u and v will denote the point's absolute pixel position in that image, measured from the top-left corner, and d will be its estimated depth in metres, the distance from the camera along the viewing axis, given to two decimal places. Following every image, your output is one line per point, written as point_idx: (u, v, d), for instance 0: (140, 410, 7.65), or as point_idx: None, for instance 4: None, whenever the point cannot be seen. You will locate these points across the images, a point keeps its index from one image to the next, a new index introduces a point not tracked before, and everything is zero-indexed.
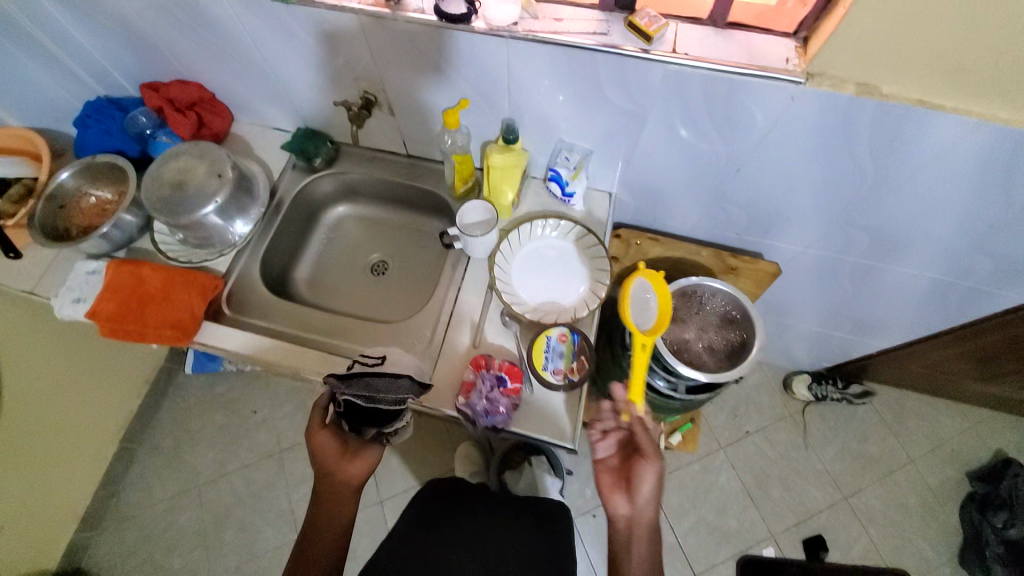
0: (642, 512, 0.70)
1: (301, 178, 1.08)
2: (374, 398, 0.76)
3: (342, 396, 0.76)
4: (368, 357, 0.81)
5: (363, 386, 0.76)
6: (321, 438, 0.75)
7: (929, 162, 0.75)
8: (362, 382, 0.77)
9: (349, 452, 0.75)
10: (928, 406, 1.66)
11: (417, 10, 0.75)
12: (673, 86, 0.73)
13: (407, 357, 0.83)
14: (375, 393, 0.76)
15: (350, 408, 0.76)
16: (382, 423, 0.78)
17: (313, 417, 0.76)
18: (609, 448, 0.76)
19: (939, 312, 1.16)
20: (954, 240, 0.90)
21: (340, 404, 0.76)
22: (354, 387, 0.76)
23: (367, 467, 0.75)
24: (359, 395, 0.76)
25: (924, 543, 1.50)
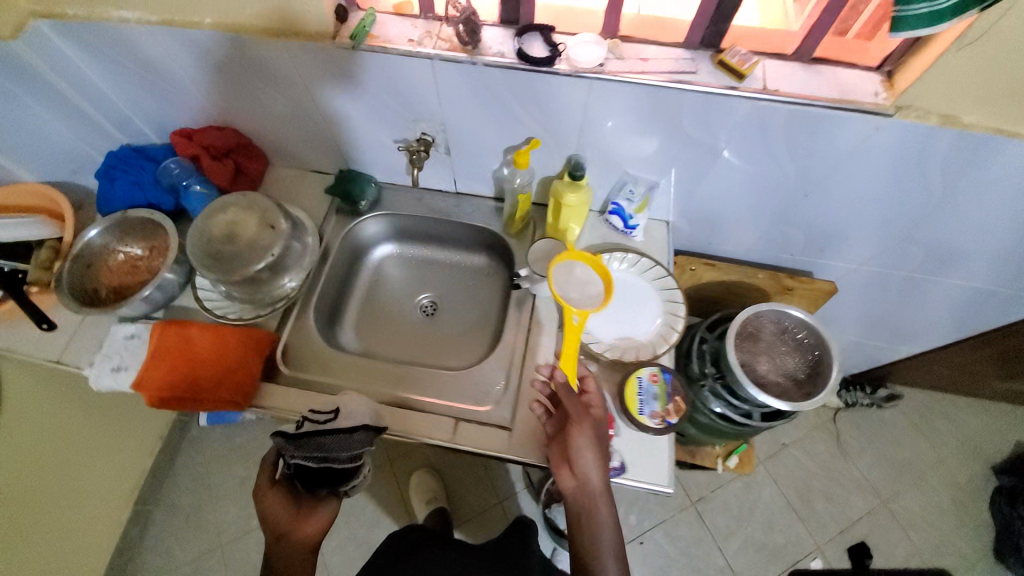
0: (589, 480, 0.71)
1: (347, 221, 1.04)
2: (327, 460, 0.75)
3: (292, 460, 0.75)
4: (317, 414, 0.80)
5: (313, 446, 0.75)
6: (271, 497, 0.76)
7: (999, 183, 0.78)
8: (314, 444, 0.75)
9: (303, 511, 0.76)
10: (951, 405, 1.72)
11: (497, 53, 0.73)
12: (757, 121, 0.74)
13: (361, 404, 0.82)
14: (326, 454, 0.75)
15: (298, 469, 0.76)
16: (336, 481, 0.78)
17: (262, 477, 0.78)
18: (550, 422, 0.78)
19: (976, 319, 1.20)
20: (1006, 253, 0.93)
21: (290, 466, 0.76)
22: (302, 448, 0.75)
23: (321, 522, 0.77)
24: (309, 459, 0.75)
25: (963, 543, 1.54)
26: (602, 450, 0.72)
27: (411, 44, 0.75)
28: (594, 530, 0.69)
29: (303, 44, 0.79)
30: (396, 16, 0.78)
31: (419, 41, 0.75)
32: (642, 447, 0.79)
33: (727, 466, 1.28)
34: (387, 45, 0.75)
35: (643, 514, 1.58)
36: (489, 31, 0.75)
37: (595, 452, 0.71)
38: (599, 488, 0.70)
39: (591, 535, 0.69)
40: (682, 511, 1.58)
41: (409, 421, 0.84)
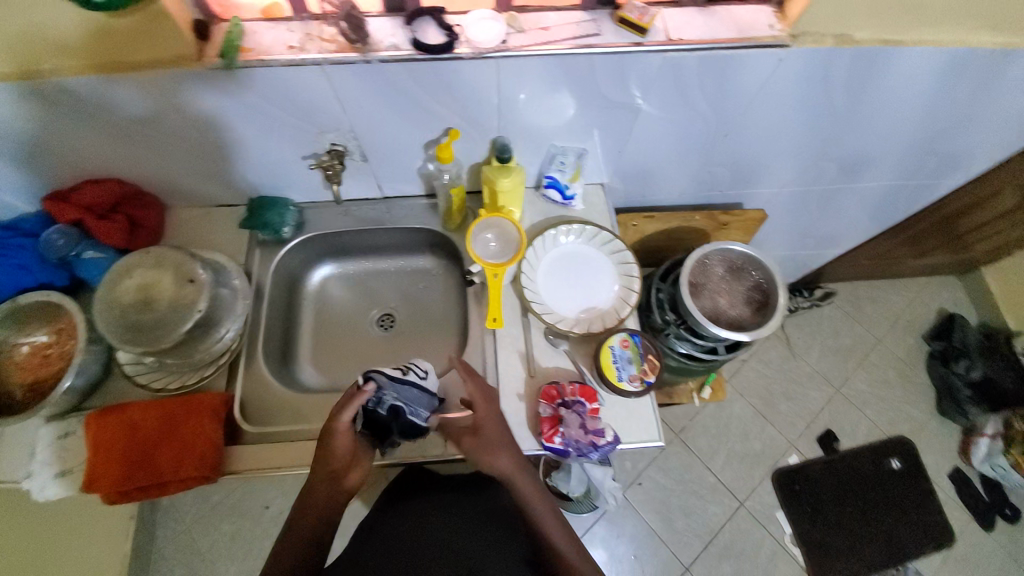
0: (508, 472, 0.74)
1: (273, 252, 0.96)
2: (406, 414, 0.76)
3: (387, 399, 0.75)
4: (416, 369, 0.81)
5: (404, 395, 0.76)
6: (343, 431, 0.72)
7: (894, 89, 0.82)
8: (411, 396, 0.77)
9: (357, 457, 0.74)
10: (877, 290, 1.90)
11: (391, 47, 0.67)
12: (668, 72, 0.74)
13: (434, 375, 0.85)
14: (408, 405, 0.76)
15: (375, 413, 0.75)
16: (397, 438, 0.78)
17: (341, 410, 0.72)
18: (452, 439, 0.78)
19: (889, 212, 1.31)
20: (906, 151, 1.01)
21: (378, 408, 0.75)
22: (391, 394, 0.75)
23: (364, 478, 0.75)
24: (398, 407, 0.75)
25: (907, 407, 1.75)
26: (507, 438, 0.76)
27: (294, 52, 0.68)
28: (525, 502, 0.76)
29: (169, 71, 0.69)
30: (268, 22, 0.71)
31: (301, 46, 0.68)
32: (626, 412, 0.82)
33: (699, 398, 1.37)
34: (266, 58, 0.68)
35: (635, 458, 1.66)
36: (376, 24, 0.69)
37: (504, 448, 0.75)
38: (516, 473, 0.74)
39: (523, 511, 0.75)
40: (669, 445, 1.67)
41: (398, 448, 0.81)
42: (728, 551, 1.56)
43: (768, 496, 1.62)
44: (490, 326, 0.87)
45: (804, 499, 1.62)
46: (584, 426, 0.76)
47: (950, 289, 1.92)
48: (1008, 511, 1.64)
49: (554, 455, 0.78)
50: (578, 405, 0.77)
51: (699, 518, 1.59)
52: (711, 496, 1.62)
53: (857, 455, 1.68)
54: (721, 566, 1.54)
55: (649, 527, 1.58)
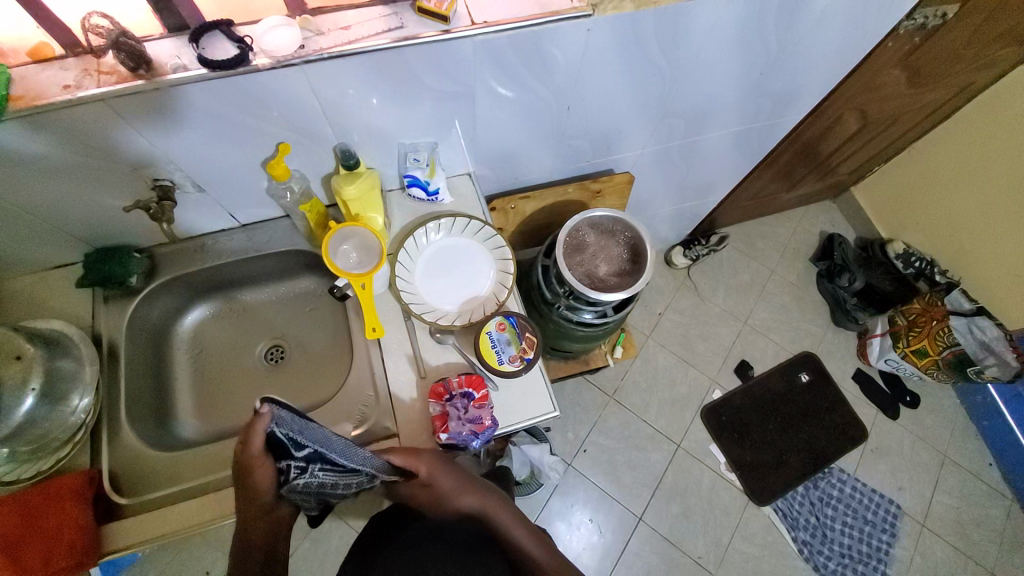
0: (480, 509, 0.71)
1: (123, 307, 0.88)
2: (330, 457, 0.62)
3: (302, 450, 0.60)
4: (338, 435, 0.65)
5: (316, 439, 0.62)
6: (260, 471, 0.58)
7: (705, 41, 0.88)
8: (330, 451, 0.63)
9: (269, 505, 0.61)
10: (765, 224, 2.05)
11: (178, 69, 0.63)
12: (485, 54, 0.74)
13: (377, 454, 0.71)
14: (335, 442, 0.62)
15: (281, 444, 0.59)
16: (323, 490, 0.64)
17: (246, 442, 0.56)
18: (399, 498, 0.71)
19: (750, 153, 1.41)
20: (740, 96, 1.09)
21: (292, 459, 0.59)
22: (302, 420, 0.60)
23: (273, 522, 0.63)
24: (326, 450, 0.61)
25: (806, 324, 1.92)
26: (461, 476, 0.73)
27: (67, 91, 0.61)
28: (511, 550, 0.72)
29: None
30: (36, 63, 0.63)
31: (77, 84, 0.62)
32: (518, 391, 0.83)
33: (615, 356, 1.46)
34: (38, 103, 0.61)
35: (576, 427, 1.71)
36: (158, 48, 0.64)
37: (464, 487, 0.72)
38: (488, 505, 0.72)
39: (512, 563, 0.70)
40: (606, 408, 1.74)
41: None
42: (675, 492, 1.65)
43: (700, 433, 1.73)
44: (371, 337, 0.84)
45: (732, 427, 1.75)
46: (473, 415, 0.77)
47: (826, 211, 2.10)
48: (908, 399, 1.84)
49: (451, 450, 0.79)
50: (463, 398, 0.78)
51: (644, 469, 1.67)
52: (651, 446, 1.70)
53: (771, 377, 1.83)
54: (671, 508, 1.64)
55: (599, 489, 1.64)
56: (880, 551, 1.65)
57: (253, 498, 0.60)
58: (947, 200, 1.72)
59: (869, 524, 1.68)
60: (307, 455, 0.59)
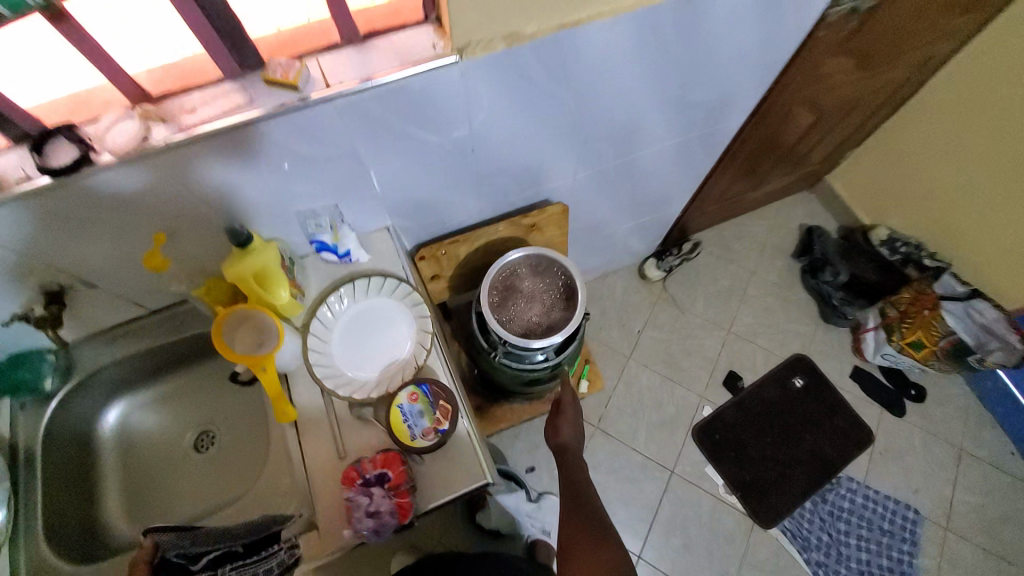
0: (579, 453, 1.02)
1: (38, 414, 0.84)
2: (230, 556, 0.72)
3: (193, 552, 0.71)
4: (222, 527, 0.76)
5: (196, 540, 0.73)
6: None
7: (602, 64, 0.83)
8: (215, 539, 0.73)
9: None
10: (740, 224, 1.97)
11: (22, 180, 0.60)
12: (354, 114, 0.70)
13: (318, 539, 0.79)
14: (229, 542, 0.73)
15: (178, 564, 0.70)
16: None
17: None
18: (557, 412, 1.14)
19: (700, 160, 1.35)
20: (666, 107, 1.03)
21: (193, 565, 0.70)
22: (184, 533, 0.73)
23: None
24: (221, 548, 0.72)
25: (796, 325, 1.82)
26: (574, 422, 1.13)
27: None
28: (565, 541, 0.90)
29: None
30: None
31: None
32: (443, 462, 0.78)
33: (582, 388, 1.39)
34: None
35: None
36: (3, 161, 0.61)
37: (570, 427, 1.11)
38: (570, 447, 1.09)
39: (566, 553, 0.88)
40: (591, 439, 1.65)
41: None
42: (673, 523, 1.55)
43: (694, 455, 1.63)
44: (284, 419, 0.80)
45: (726, 444, 1.65)
46: (384, 502, 0.71)
47: (803, 203, 2.01)
48: (912, 392, 1.72)
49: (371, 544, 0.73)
50: (371, 484, 0.73)
51: (638, 501, 1.58)
52: (643, 475, 1.61)
53: (763, 387, 1.72)
54: (671, 540, 1.54)
55: None
56: (901, 562, 1.53)
57: None
58: (926, 177, 1.63)
59: (886, 535, 1.56)
60: (202, 562, 0.70)
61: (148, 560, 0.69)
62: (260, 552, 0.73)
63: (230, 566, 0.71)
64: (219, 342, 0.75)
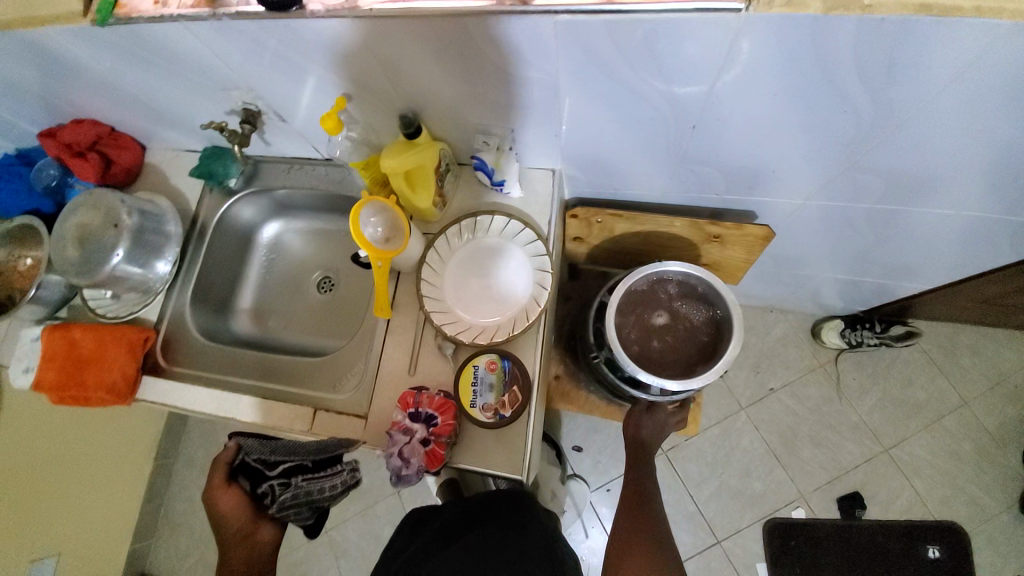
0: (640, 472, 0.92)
1: (221, 202, 1.00)
2: (303, 470, 0.76)
3: (266, 459, 0.77)
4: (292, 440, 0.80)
5: (266, 448, 0.78)
6: (228, 498, 0.75)
7: (953, 80, 0.54)
8: (284, 448, 0.78)
9: (256, 517, 0.76)
10: (992, 339, 1.43)
11: (243, 3, 0.61)
12: (573, 42, 0.56)
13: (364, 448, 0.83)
14: (302, 456, 0.76)
15: (251, 470, 0.77)
16: (314, 496, 0.76)
17: (214, 475, 0.76)
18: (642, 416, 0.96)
19: (994, 250, 0.94)
20: (1003, 169, 0.68)
21: (271, 472, 0.76)
22: (265, 443, 0.79)
23: (271, 537, 0.76)
24: (291, 461, 0.76)
25: (984, 495, 1.35)
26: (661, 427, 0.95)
27: (155, 6, 0.63)
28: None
29: (57, 29, 0.68)
30: None
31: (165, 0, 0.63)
32: (491, 437, 0.74)
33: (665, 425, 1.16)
34: (133, 15, 0.64)
35: None
36: None
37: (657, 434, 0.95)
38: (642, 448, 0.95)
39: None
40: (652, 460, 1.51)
41: (269, 408, 0.84)
42: None
43: (752, 543, 1.41)
44: (379, 314, 0.81)
45: (797, 558, 1.39)
46: (416, 452, 0.69)
47: None
48: None
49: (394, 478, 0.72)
50: (416, 421, 0.71)
51: None
52: (684, 525, 1.45)
53: (885, 532, 1.37)
54: None
55: None
56: None
57: (232, 524, 0.74)
58: None
59: None
60: (280, 471, 0.76)
61: (228, 463, 0.78)
62: (326, 471, 0.76)
63: (301, 478, 0.75)
64: (352, 224, 0.75)
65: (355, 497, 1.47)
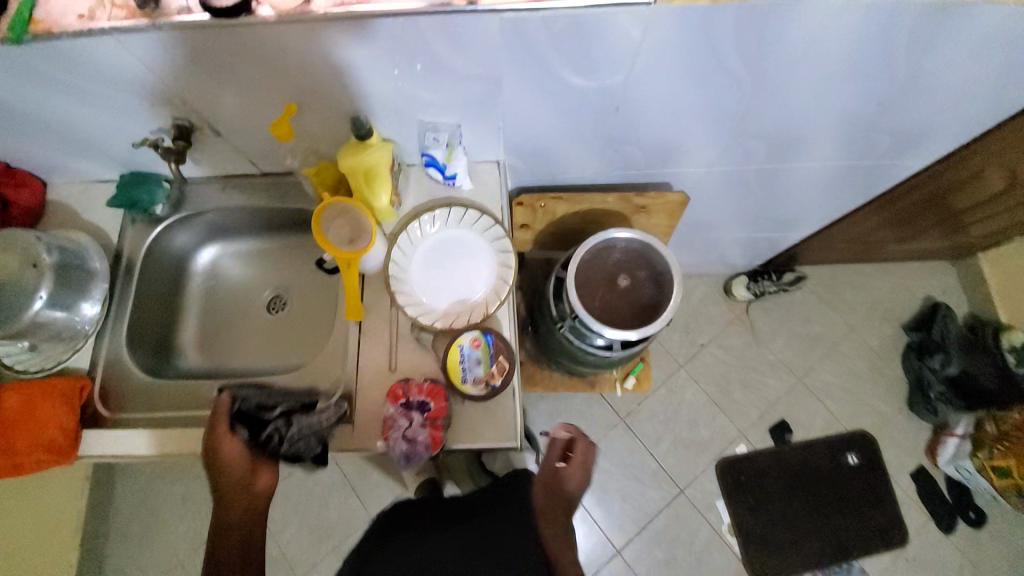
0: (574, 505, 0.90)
1: (147, 232, 0.93)
2: (303, 409, 0.79)
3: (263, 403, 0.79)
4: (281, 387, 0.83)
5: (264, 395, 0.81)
6: (230, 445, 0.75)
7: (804, 53, 0.70)
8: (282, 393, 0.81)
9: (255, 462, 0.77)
10: (860, 274, 1.75)
11: (183, 11, 0.60)
12: (513, 37, 0.64)
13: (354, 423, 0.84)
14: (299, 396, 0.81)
15: (249, 416, 0.78)
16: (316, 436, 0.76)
17: (212, 424, 0.76)
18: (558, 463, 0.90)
19: (850, 193, 1.17)
20: (847, 124, 0.88)
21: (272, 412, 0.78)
22: (260, 390, 0.81)
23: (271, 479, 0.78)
24: (286, 407, 0.79)
25: (876, 402, 1.64)
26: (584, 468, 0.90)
27: (81, 20, 0.61)
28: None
29: None
30: None
31: (91, 14, 0.61)
32: (482, 413, 0.78)
33: (624, 387, 1.28)
34: (55, 30, 0.61)
35: None
36: None
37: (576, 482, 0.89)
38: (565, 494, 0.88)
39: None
40: (614, 429, 1.62)
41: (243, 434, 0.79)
42: (662, 536, 1.53)
43: (709, 485, 1.57)
44: (351, 317, 0.82)
45: (747, 489, 1.57)
46: (419, 433, 0.73)
47: (944, 274, 1.73)
48: (972, 515, 1.52)
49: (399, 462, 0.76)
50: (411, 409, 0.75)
51: (636, 502, 1.56)
52: (650, 482, 1.57)
53: (810, 449, 1.60)
54: (654, 550, 1.52)
55: (583, 510, 1.56)
56: None
57: (232, 471, 0.75)
58: None
59: None
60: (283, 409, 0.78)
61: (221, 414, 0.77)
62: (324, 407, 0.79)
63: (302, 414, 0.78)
64: (314, 229, 0.77)
65: (330, 529, 1.40)
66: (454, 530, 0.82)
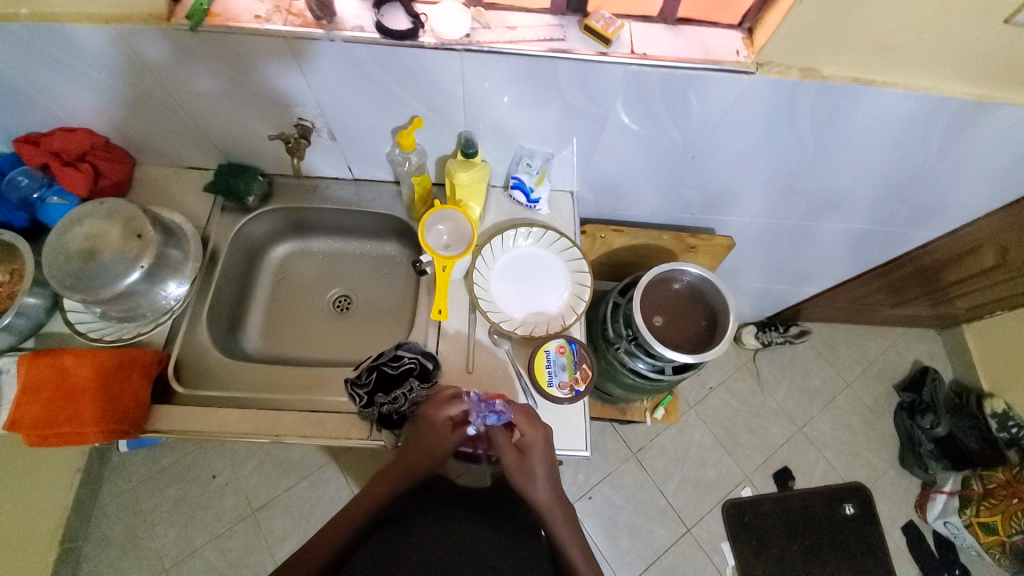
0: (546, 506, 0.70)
1: (235, 219, 0.97)
2: (422, 376, 0.81)
3: (405, 358, 0.81)
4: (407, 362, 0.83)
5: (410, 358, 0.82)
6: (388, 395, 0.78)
7: (863, 129, 0.83)
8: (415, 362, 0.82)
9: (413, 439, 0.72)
10: (854, 334, 1.90)
11: (355, 28, 0.70)
12: (632, 85, 0.75)
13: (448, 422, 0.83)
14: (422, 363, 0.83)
15: (389, 371, 0.81)
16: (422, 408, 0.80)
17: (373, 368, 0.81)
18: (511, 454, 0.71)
19: (864, 256, 1.32)
20: (879, 195, 1.02)
21: (406, 371, 0.81)
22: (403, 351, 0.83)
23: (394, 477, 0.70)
24: (414, 363, 0.81)
25: (869, 455, 1.74)
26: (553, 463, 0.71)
27: (259, 21, 0.71)
28: (526, 447, 0.71)
29: (128, 26, 0.71)
30: None
31: (267, 17, 0.71)
32: (557, 417, 0.83)
33: (653, 417, 1.42)
34: (229, 24, 0.70)
35: (588, 471, 1.64)
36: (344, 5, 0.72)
37: (545, 477, 0.70)
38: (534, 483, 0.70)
39: (522, 461, 0.70)
40: (625, 462, 1.66)
41: (321, 422, 0.81)
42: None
43: (715, 525, 1.61)
44: (435, 317, 0.87)
45: (751, 532, 1.61)
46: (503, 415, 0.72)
47: (927, 342, 1.90)
48: (959, 573, 1.60)
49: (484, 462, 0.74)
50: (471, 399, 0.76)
51: (644, 538, 1.57)
52: (658, 519, 1.60)
53: (809, 496, 1.67)
54: None
55: (593, 542, 1.56)
56: None
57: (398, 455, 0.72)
58: None
59: None
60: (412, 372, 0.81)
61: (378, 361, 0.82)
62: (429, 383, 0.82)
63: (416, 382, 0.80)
64: (420, 231, 0.85)
65: None
66: (451, 523, 0.70)
